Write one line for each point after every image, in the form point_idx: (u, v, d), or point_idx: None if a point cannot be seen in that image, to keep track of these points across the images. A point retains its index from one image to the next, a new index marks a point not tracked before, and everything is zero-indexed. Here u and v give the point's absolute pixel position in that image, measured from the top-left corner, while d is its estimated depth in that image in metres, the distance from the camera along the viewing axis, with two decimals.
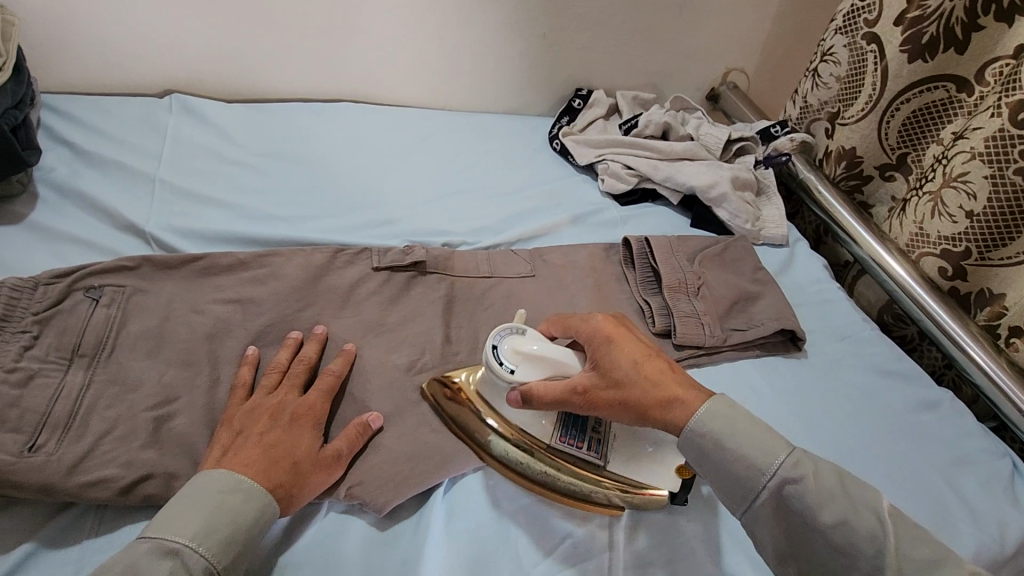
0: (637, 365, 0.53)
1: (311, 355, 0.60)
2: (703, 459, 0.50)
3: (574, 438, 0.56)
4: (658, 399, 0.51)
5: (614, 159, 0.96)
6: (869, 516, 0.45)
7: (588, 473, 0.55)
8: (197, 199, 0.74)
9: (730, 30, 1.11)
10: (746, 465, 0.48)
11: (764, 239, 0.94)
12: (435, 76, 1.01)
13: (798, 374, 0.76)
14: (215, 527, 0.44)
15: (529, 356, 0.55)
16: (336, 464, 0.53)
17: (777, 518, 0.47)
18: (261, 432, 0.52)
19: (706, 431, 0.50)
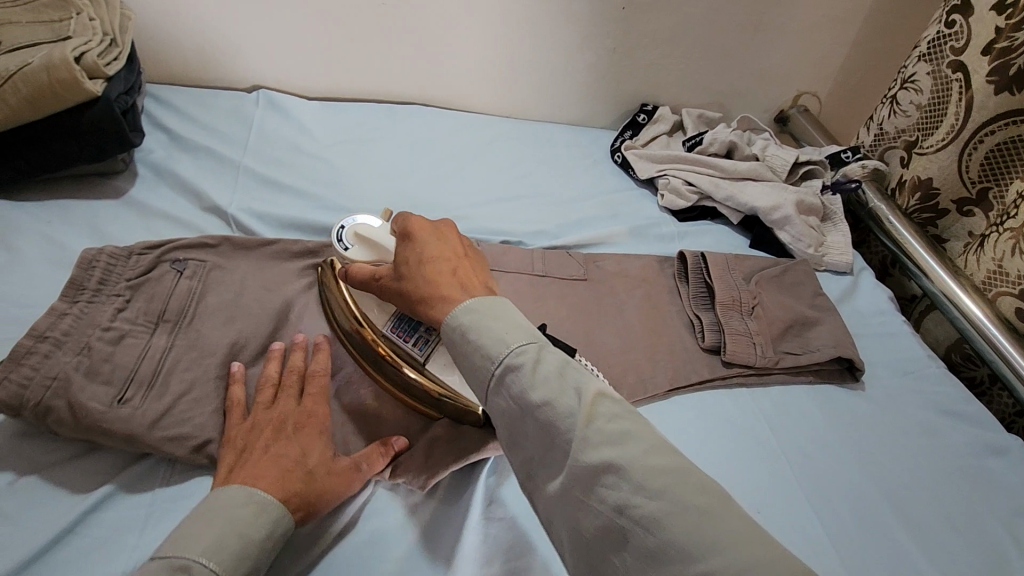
0: (425, 256, 0.55)
1: (302, 364, 0.59)
2: (451, 344, 0.49)
3: (405, 333, 0.60)
4: (429, 289, 0.53)
5: (676, 175, 0.96)
6: (572, 396, 0.42)
7: (414, 372, 0.58)
8: (276, 187, 0.79)
9: (805, 52, 1.09)
10: (471, 342, 0.47)
11: (826, 266, 0.92)
12: (504, 85, 1.04)
13: (853, 405, 0.74)
14: (224, 544, 0.43)
15: (367, 240, 0.65)
16: (352, 473, 0.53)
17: (513, 411, 0.43)
18: (265, 445, 0.51)
19: (461, 323, 0.48)
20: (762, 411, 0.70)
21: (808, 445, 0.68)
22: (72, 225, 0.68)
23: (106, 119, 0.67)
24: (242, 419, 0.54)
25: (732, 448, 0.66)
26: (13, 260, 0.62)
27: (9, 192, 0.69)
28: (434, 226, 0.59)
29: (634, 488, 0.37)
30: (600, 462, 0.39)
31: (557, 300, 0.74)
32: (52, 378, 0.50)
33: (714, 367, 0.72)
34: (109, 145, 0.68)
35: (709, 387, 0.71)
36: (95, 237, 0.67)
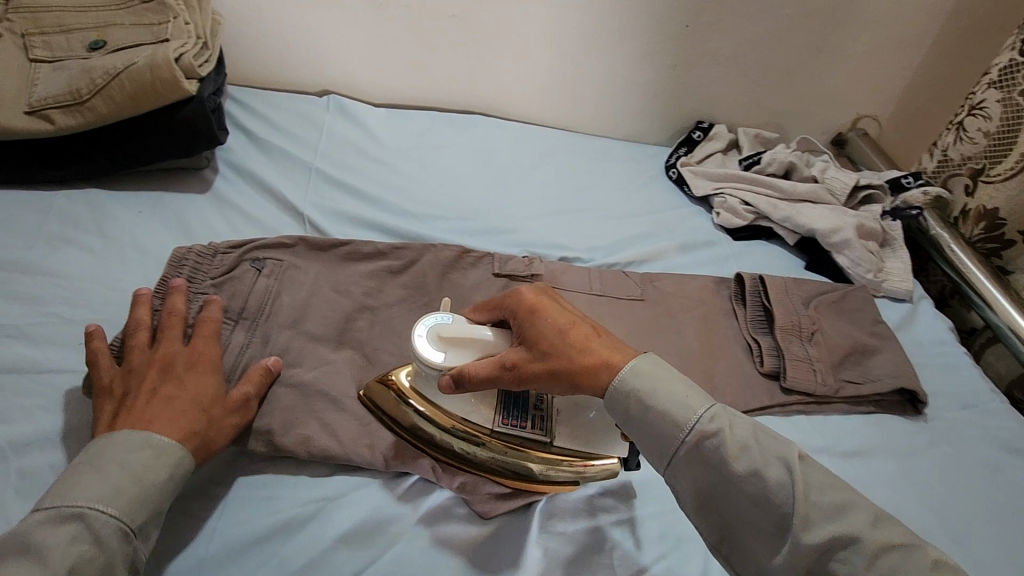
0: (563, 327, 0.53)
1: (181, 310, 0.58)
2: (624, 412, 0.49)
3: (513, 419, 0.56)
4: (586, 364, 0.51)
5: (732, 194, 0.96)
6: (778, 466, 0.44)
7: (539, 454, 0.55)
8: (344, 189, 0.82)
9: (867, 76, 1.08)
10: (652, 407, 0.48)
11: (885, 292, 0.90)
12: (562, 97, 1.05)
13: (914, 437, 0.72)
14: (118, 491, 0.44)
15: (460, 339, 0.54)
16: (245, 406, 0.54)
17: (700, 476, 0.45)
18: (150, 389, 0.51)
19: (631, 387, 0.49)
20: (821, 437, 0.70)
21: (868, 475, 0.67)
22: (159, 217, 0.71)
23: (198, 117, 0.71)
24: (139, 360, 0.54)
25: None
26: (107, 247, 0.66)
27: (103, 183, 0.73)
28: (544, 295, 0.56)
29: (870, 566, 0.40)
30: (829, 539, 0.41)
31: (615, 315, 0.75)
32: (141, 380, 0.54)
33: (773, 394, 0.72)
34: (199, 142, 0.72)
35: (767, 412, 0.71)
36: (180, 230, 0.71)
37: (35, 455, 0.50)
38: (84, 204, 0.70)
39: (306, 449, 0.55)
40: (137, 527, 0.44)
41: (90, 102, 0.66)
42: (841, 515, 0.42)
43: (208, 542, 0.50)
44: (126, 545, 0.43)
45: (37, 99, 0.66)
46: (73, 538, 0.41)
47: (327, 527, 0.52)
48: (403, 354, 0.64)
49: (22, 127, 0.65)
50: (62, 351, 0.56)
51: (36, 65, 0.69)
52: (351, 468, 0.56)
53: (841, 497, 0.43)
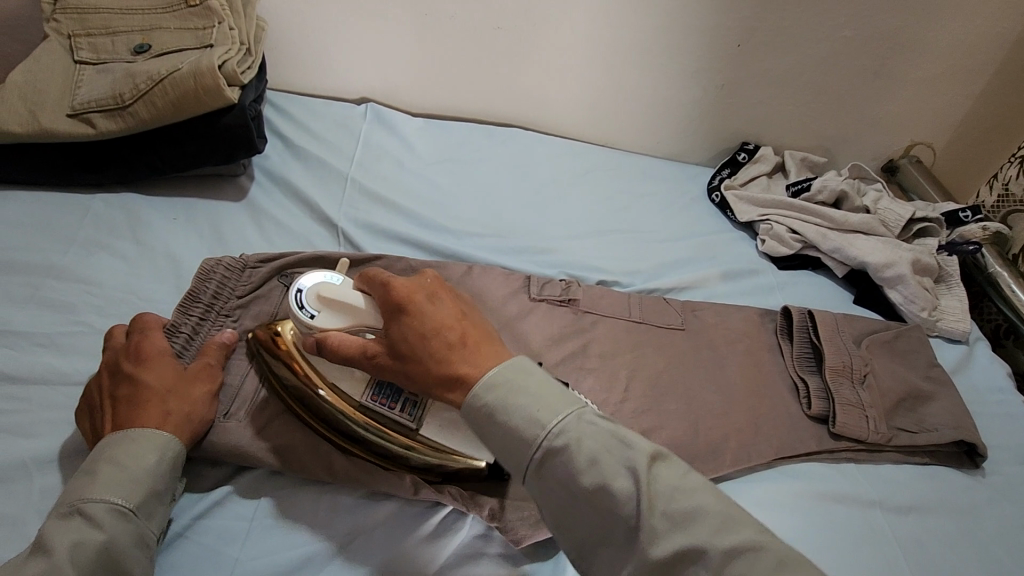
0: (430, 323, 0.48)
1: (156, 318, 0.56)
2: (472, 419, 0.45)
3: (386, 399, 0.53)
4: (435, 367, 0.47)
5: (778, 221, 0.92)
6: (626, 477, 0.40)
7: (403, 439, 0.52)
8: (379, 202, 0.81)
9: (925, 102, 1.03)
10: (506, 420, 0.43)
11: (940, 332, 0.85)
12: (603, 114, 1.03)
13: (971, 493, 0.67)
14: (115, 480, 0.45)
15: (334, 307, 0.53)
16: (210, 372, 0.54)
17: (560, 494, 0.41)
18: (111, 400, 0.49)
19: (485, 403, 0.44)
20: (871, 489, 0.65)
21: (922, 534, 0.63)
22: (193, 224, 0.70)
23: (238, 125, 0.69)
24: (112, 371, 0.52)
25: (839, 526, 0.61)
26: (140, 255, 0.65)
27: (140, 188, 0.72)
28: (422, 283, 0.51)
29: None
30: (675, 552, 0.38)
31: (654, 346, 0.71)
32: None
33: (821, 439, 0.67)
34: (238, 150, 0.71)
35: (814, 459, 0.67)
36: (213, 239, 0.69)
37: (57, 472, 0.48)
38: (120, 209, 0.69)
39: (335, 478, 0.52)
40: (138, 507, 0.45)
41: (132, 107, 0.65)
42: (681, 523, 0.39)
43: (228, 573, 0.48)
44: (128, 525, 0.44)
45: (80, 102, 0.65)
46: (75, 526, 0.42)
47: (354, 561, 0.50)
48: None
49: (64, 130, 0.65)
50: (91, 363, 0.55)
51: (80, 66, 0.69)
52: (378, 498, 0.53)
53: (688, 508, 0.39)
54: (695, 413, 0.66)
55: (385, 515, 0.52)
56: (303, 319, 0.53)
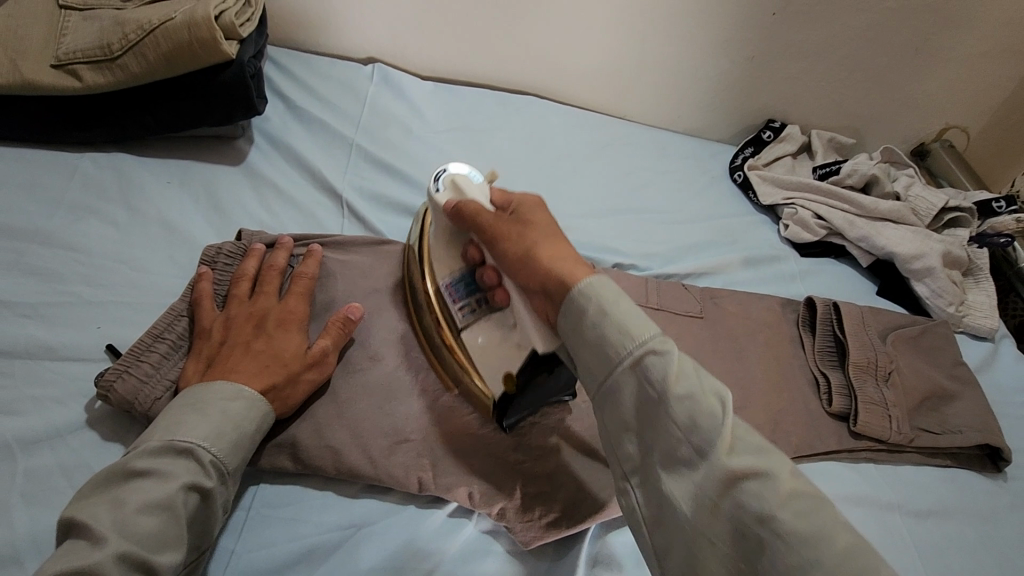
0: (550, 231, 0.49)
1: (284, 264, 0.56)
2: (606, 363, 0.42)
3: (457, 294, 0.53)
4: (551, 264, 0.46)
5: (804, 206, 0.88)
6: (715, 401, 0.39)
7: (455, 345, 0.54)
8: (387, 171, 0.76)
9: (965, 83, 0.98)
10: (664, 388, 0.40)
11: (965, 327, 0.82)
12: (623, 83, 0.97)
13: (993, 499, 0.65)
14: (218, 428, 0.44)
15: (465, 188, 0.52)
16: (325, 363, 0.52)
17: (630, 397, 0.41)
18: (243, 343, 0.49)
19: (596, 297, 0.43)
20: (891, 492, 0.63)
21: (944, 541, 0.61)
22: (188, 189, 0.66)
23: (236, 83, 0.64)
24: (223, 311, 0.52)
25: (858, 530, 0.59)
26: (132, 221, 0.61)
27: (133, 147, 0.68)
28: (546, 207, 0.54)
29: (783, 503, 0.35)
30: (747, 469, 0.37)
31: (670, 335, 0.68)
32: (171, 381, 0.48)
33: (841, 438, 0.65)
34: (236, 110, 0.66)
35: (833, 458, 0.64)
36: (209, 206, 0.65)
37: (46, 453, 0.45)
38: (111, 170, 0.65)
39: (334, 471, 0.49)
40: (232, 471, 0.44)
41: (121, 60, 0.60)
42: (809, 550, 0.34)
43: (224, 566, 0.45)
44: (222, 484, 0.44)
45: (65, 52, 0.61)
46: (183, 469, 0.41)
47: (358, 557, 0.47)
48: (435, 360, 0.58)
49: (50, 82, 0.60)
50: (78, 336, 0.51)
51: (65, 12, 0.63)
52: (381, 488, 0.51)
53: (813, 528, 0.35)
54: None
55: (390, 507, 0.50)
56: (436, 193, 0.53)
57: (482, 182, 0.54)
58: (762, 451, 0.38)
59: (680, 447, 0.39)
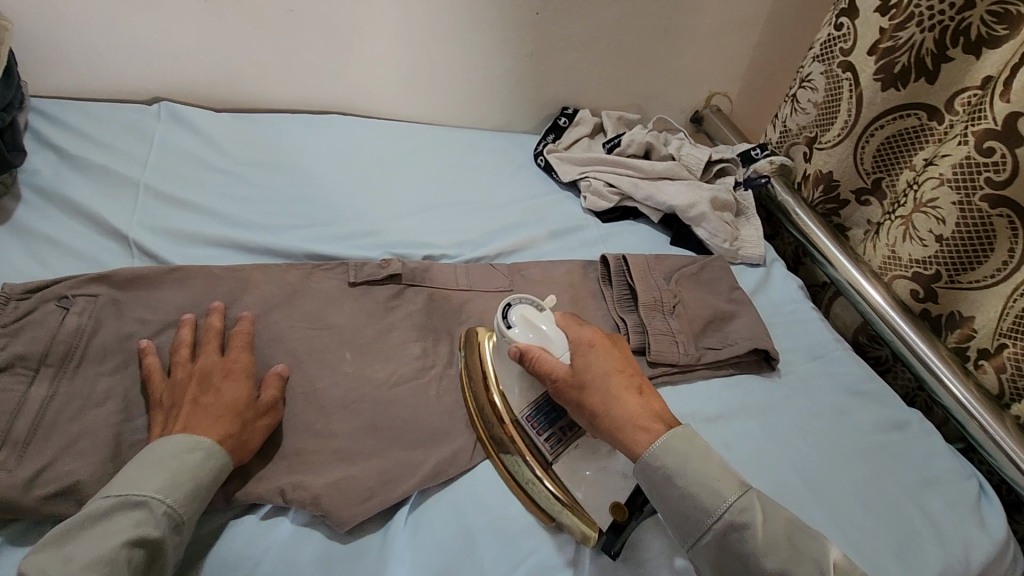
0: (612, 379, 0.60)
1: (222, 322, 0.62)
2: (697, 529, 0.53)
3: (539, 426, 0.63)
4: (619, 420, 0.58)
5: (596, 177, 0.98)
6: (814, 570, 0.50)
7: (537, 466, 0.61)
8: (180, 205, 0.76)
9: (714, 55, 1.14)
10: (759, 563, 0.50)
11: (742, 258, 0.96)
12: (423, 91, 1.03)
13: (770, 393, 0.77)
14: (167, 478, 0.48)
15: (532, 326, 0.63)
16: (274, 409, 0.58)
17: (721, 559, 0.52)
18: (194, 401, 0.54)
19: (662, 464, 0.55)
20: (685, 406, 0.73)
21: (731, 436, 0.71)
22: None
23: None
24: (172, 376, 0.57)
25: None
26: None
27: None
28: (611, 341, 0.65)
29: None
30: None
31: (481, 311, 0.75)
32: None
33: (639, 370, 0.74)
34: None
35: None
36: None
37: None
38: None
39: None
40: (186, 522, 0.48)
41: None
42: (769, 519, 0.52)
43: None
44: (173, 535, 0.48)
45: None
46: (135, 522, 0.46)
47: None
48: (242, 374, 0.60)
49: None
50: None
51: None
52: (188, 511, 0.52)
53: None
54: None
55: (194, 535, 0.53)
56: (509, 330, 0.63)
57: (549, 312, 0.66)
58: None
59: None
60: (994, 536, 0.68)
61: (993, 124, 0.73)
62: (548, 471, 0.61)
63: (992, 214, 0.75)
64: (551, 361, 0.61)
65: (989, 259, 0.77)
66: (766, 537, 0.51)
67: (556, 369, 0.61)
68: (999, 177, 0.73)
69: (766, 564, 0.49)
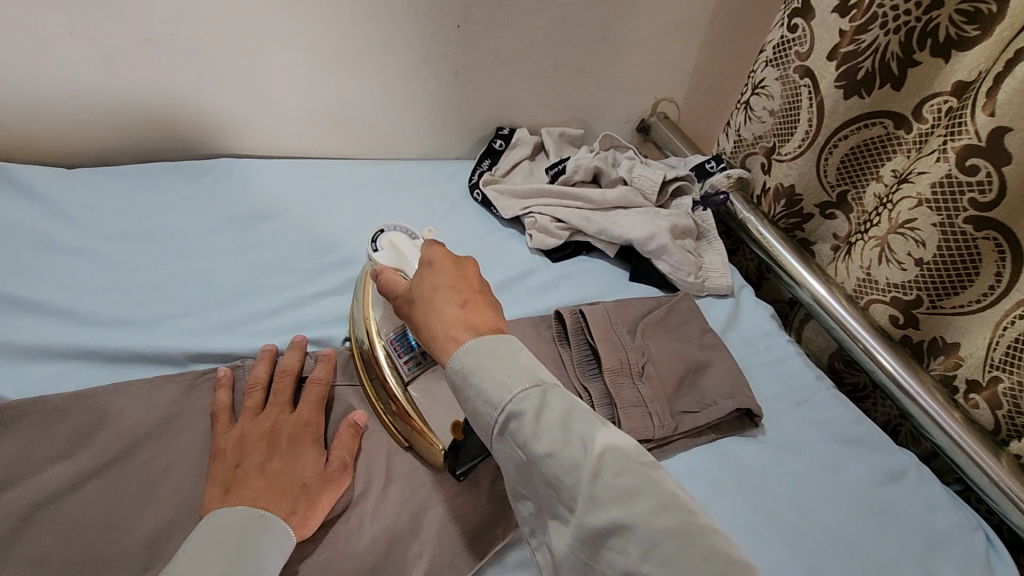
0: (435, 292, 0.53)
1: (295, 365, 0.60)
2: (485, 430, 0.46)
3: (402, 350, 0.60)
4: (433, 333, 0.50)
5: (541, 212, 0.86)
6: (582, 452, 0.42)
7: (393, 387, 0.59)
8: (17, 306, 0.60)
9: (658, 59, 1.03)
10: (534, 451, 0.43)
11: (708, 291, 0.87)
12: (331, 121, 0.89)
13: (755, 456, 0.68)
14: (232, 560, 0.42)
15: (398, 250, 0.64)
16: (343, 473, 0.53)
17: (514, 466, 0.45)
18: (260, 463, 0.49)
19: (462, 366, 0.47)
20: None
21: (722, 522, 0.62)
22: None
23: None
24: (238, 429, 0.52)
25: None
26: None
27: None
28: (457, 257, 0.57)
29: (642, 553, 0.38)
30: (605, 523, 0.39)
31: None
32: None
33: None
34: None
35: None
36: None
37: None
38: None
39: None
40: None
41: None
42: (636, 491, 0.40)
43: None
44: None
45: None
46: None
47: None
48: (96, 553, 0.45)
49: None
50: None
51: None
52: None
53: (633, 501, 0.40)
54: None
55: None
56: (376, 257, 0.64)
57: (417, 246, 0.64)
58: (626, 495, 0.40)
59: (561, 505, 0.43)
60: None
61: (975, 139, 0.65)
62: (401, 389, 0.58)
63: (977, 237, 0.68)
64: (393, 282, 0.58)
65: (974, 284, 0.70)
66: (544, 420, 0.44)
67: (397, 287, 0.58)
68: (984, 199, 0.66)
69: (538, 448, 0.43)
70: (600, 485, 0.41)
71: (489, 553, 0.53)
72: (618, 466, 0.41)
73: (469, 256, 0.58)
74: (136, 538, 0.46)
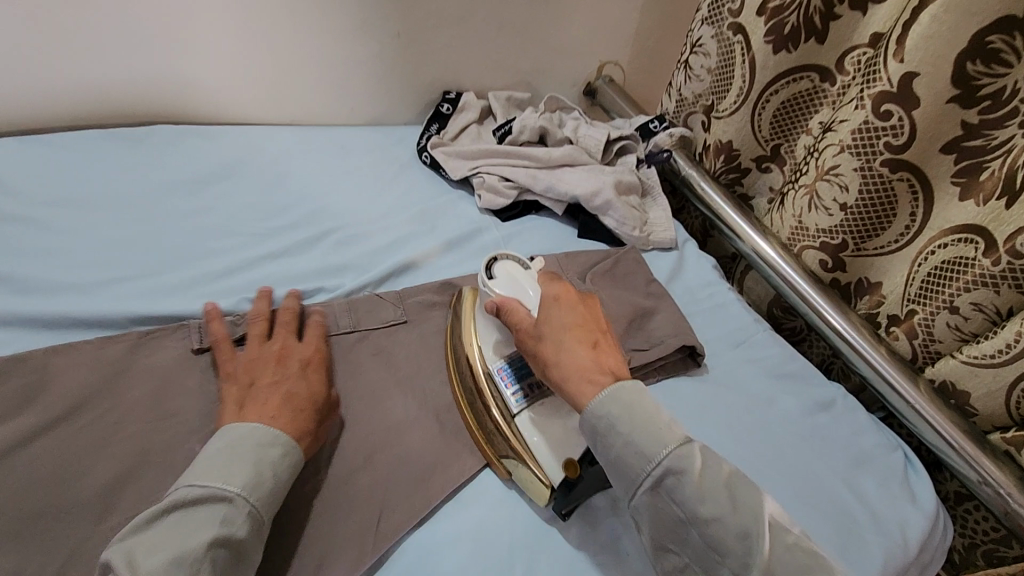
0: (568, 332, 0.58)
1: (265, 310, 0.62)
2: (634, 483, 0.50)
3: (510, 380, 0.61)
4: (570, 375, 0.56)
5: (489, 171, 0.88)
6: (748, 522, 0.46)
7: (500, 417, 0.59)
8: None
9: (601, 21, 1.05)
10: (696, 514, 0.47)
11: (654, 244, 0.90)
12: (272, 86, 0.88)
13: (697, 392, 0.73)
14: (251, 473, 0.47)
15: (514, 280, 0.65)
16: (335, 405, 0.58)
17: (661, 517, 0.49)
18: (273, 384, 0.54)
19: (603, 413, 0.52)
20: None
21: None
22: None
23: None
24: (246, 356, 0.57)
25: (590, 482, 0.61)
26: None
27: None
28: (580, 299, 0.63)
29: None
30: None
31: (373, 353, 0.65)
32: None
33: None
34: None
35: None
36: None
37: None
38: None
39: None
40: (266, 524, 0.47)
41: None
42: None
43: None
44: (254, 538, 0.46)
45: None
46: (220, 518, 0.44)
47: None
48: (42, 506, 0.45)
49: None
50: None
51: None
52: None
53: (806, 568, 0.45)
54: (425, 418, 0.61)
55: None
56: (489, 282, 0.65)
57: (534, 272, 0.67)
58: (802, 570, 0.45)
59: (720, 567, 0.47)
60: (926, 510, 0.67)
61: (889, 85, 0.69)
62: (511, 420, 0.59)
63: (893, 179, 0.73)
64: (519, 315, 0.62)
65: (893, 224, 0.76)
66: (703, 484, 0.48)
67: (523, 321, 0.61)
68: (898, 142, 0.70)
69: (702, 512, 0.47)
70: (773, 557, 0.45)
71: (442, 491, 0.56)
72: (793, 540, 0.47)
73: (587, 293, 0.65)
74: (85, 493, 0.47)
